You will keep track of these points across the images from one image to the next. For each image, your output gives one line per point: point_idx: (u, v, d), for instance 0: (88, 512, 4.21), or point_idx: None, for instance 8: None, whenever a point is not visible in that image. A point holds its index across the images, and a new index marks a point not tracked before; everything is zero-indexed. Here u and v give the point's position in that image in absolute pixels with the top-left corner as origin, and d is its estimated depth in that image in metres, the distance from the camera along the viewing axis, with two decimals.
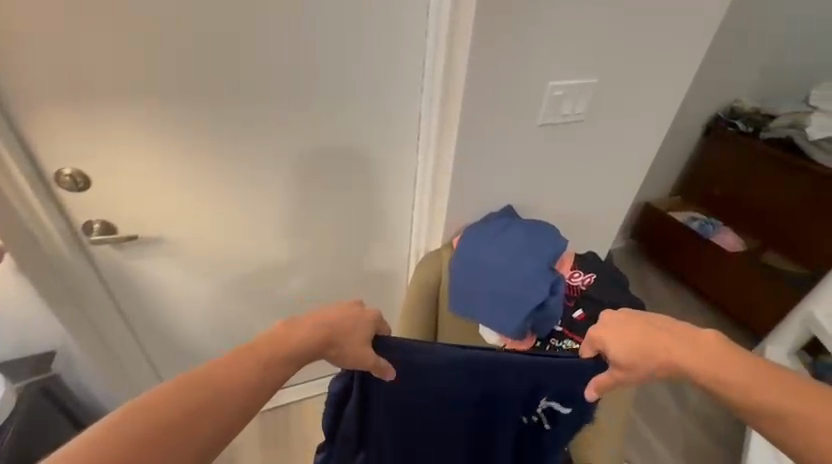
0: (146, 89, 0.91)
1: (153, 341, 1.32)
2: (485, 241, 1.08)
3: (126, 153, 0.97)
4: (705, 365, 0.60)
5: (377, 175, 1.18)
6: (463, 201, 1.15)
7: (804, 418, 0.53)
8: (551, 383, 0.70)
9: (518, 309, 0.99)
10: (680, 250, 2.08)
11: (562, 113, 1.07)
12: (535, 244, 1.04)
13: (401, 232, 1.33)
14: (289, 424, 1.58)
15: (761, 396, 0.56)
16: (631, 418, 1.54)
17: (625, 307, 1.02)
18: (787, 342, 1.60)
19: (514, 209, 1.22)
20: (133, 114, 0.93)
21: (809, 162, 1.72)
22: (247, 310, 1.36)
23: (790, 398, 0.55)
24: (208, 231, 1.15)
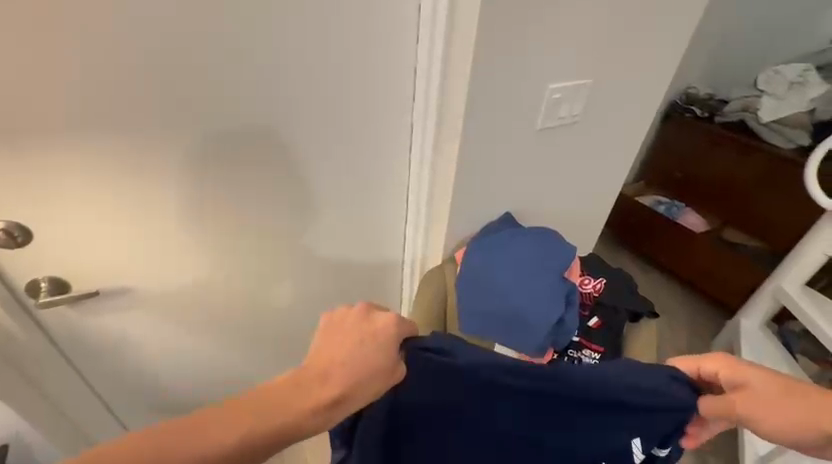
0: (103, 121, 0.78)
1: (124, 398, 1.17)
2: (491, 256, 1.04)
3: (80, 196, 0.83)
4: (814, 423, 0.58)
5: (368, 190, 1.09)
6: (463, 212, 1.10)
7: None
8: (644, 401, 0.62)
9: (538, 326, 0.95)
10: (651, 233, 2.14)
11: (559, 116, 1.03)
12: (543, 254, 1.02)
13: (393, 245, 1.25)
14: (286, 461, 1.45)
15: None
16: None
17: (638, 310, 1.02)
18: (758, 315, 1.68)
19: (513, 216, 1.18)
20: (88, 151, 0.80)
21: (762, 144, 1.77)
22: (231, 348, 1.23)
23: None
24: (179, 276, 1.01)
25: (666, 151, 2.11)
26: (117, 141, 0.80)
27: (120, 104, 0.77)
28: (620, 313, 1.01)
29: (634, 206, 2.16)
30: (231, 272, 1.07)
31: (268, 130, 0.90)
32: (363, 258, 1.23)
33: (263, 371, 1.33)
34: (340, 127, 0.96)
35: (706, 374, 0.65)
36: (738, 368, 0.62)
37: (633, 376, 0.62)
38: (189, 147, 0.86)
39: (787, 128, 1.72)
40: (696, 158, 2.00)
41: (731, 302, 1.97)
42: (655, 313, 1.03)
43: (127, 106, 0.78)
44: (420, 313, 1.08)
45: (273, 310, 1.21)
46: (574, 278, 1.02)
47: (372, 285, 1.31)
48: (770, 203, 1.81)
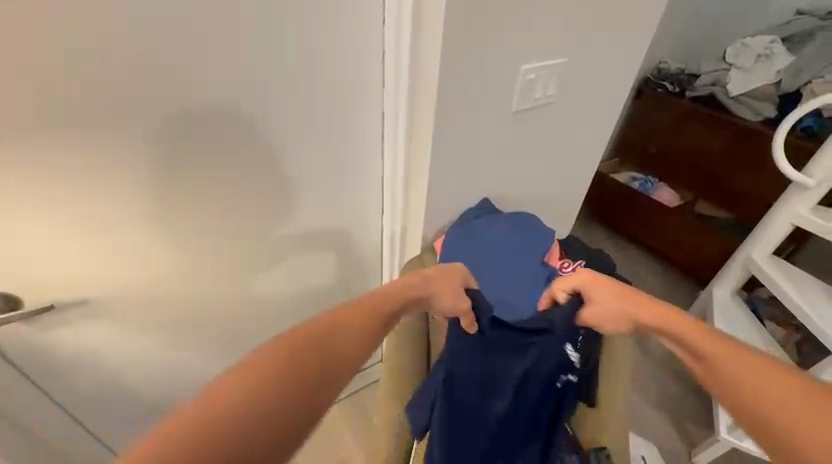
0: (85, 125, 0.76)
1: (97, 411, 1.12)
2: (471, 244, 1.02)
3: (43, 203, 0.79)
4: (660, 321, 0.64)
5: (340, 180, 1.08)
6: (441, 199, 1.08)
7: (759, 389, 0.47)
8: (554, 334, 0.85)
9: (520, 311, 0.95)
10: (626, 209, 2.18)
11: (534, 97, 1.01)
12: (524, 240, 1.01)
13: (367, 236, 1.23)
14: None
15: (720, 362, 0.52)
16: (635, 406, 1.58)
17: None
18: (729, 284, 1.73)
19: (491, 201, 1.16)
20: (53, 156, 0.76)
21: (731, 117, 1.80)
22: (204, 348, 1.19)
23: (750, 372, 0.49)
24: (153, 279, 0.98)
25: (638, 127, 2.13)
26: (81, 139, 0.77)
27: (82, 101, 0.73)
28: None
29: (610, 183, 2.18)
30: (203, 272, 1.04)
31: (234, 123, 0.87)
32: (339, 249, 1.22)
33: None
34: (309, 117, 0.94)
35: (573, 289, 0.83)
36: (595, 281, 0.79)
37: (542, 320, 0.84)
38: (164, 147, 0.83)
39: (754, 101, 1.75)
40: (668, 133, 2.02)
41: (704, 274, 2.03)
42: None
43: (87, 103, 0.74)
44: None
45: (246, 305, 1.17)
46: (554, 262, 1.01)
47: (350, 277, 1.31)
48: (737, 175, 1.86)
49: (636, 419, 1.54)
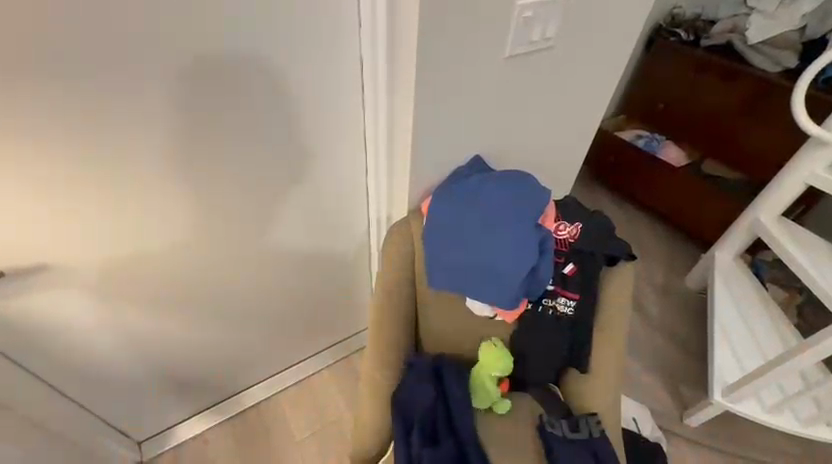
0: (63, 93, 0.70)
1: (82, 385, 1.09)
2: (461, 205, 0.94)
3: (17, 175, 0.74)
4: None
5: (316, 138, 0.99)
6: (425, 159, 0.96)
7: None
8: (542, 261, 0.92)
9: (510, 277, 0.90)
10: (629, 169, 2.08)
11: (530, 40, 0.88)
12: (516, 200, 0.92)
13: (350, 198, 1.16)
14: (266, 426, 1.39)
15: None
16: (629, 368, 1.57)
17: (615, 255, 0.96)
18: (735, 246, 1.65)
19: (484, 158, 1.05)
20: (35, 130, 0.72)
21: (747, 67, 1.67)
22: (186, 319, 1.13)
23: None
24: (131, 249, 0.93)
25: (647, 80, 2.00)
26: (38, 103, 0.70)
27: (27, 56, 0.65)
28: (597, 258, 0.96)
29: (615, 142, 2.07)
30: (182, 237, 0.97)
31: (195, 74, 0.78)
32: (320, 213, 1.14)
33: (231, 340, 1.26)
34: (276, 68, 0.84)
35: None
36: None
37: (533, 241, 0.90)
38: (138, 111, 0.77)
39: (772, 49, 1.62)
40: (680, 87, 1.89)
41: (708, 238, 1.95)
42: (633, 257, 0.97)
43: (31, 58, 0.65)
44: (386, 269, 0.98)
45: (224, 275, 1.10)
46: (548, 225, 0.95)
47: (332, 243, 1.23)
48: (750, 132, 1.74)
49: (630, 382, 1.54)
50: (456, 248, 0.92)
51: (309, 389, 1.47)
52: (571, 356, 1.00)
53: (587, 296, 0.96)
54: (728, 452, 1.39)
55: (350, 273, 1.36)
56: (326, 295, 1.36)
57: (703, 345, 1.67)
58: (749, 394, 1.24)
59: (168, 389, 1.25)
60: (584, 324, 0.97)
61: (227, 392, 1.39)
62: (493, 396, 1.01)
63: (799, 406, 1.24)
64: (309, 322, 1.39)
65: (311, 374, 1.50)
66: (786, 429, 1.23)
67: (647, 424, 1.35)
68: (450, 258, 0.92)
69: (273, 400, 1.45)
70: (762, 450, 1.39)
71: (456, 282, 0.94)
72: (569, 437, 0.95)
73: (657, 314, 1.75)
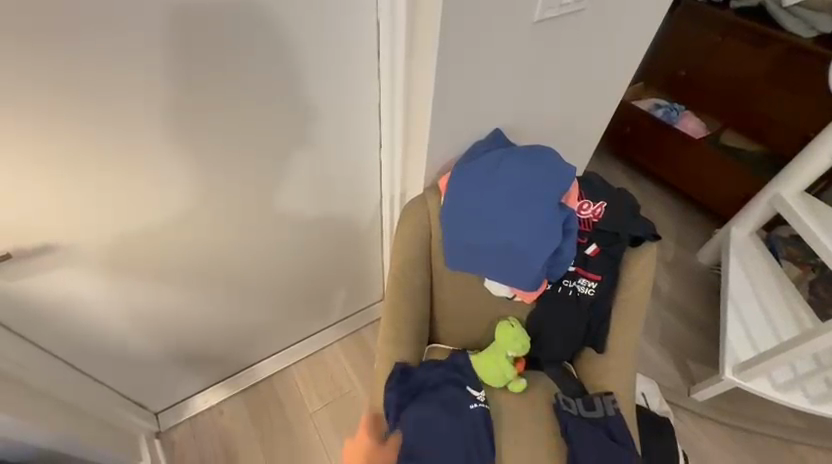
0: (55, 65, 0.65)
1: (96, 360, 1.09)
2: (483, 183, 0.89)
3: (13, 153, 0.70)
4: None
5: (330, 107, 0.93)
6: (444, 133, 0.91)
7: None
8: (565, 241, 0.89)
9: (534, 258, 0.87)
10: (646, 139, 2.00)
11: (561, 2, 0.80)
12: (540, 178, 0.88)
13: (361, 170, 1.11)
14: (279, 398, 1.41)
15: None
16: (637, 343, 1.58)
17: (639, 234, 0.93)
18: (752, 222, 1.62)
19: (504, 132, 1.00)
20: (30, 105, 0.67)
21: (776, 31, 1.56)
22: (199, 294, 1.12)
23: None
24: (139, 224, 0.90)
25: (669, 44, 1.90)
26: (31, 74, 0.64)
27: (18, 20, 0.59)
28: (620, 238, 0.93)
29: (630, 112, 1.99)
30: (193, 212, 0.94)
31: (197, 39, 0.71)
32: (330, 185, 1.10)
33: (242, 313, 1.26)
34: (286, 32, 0.78)
35: None
36: None
37: (557, 223, 0.87)
38: (138, 82, 0.72)
39: (807, 11, 1.50)
40: (705, 53, 1.79)
41: (723, 211, 1.91)
42: (657, 237, 0.94)
43: (21, 26, 0.60)
44: (397, 249, 0.97)
45: (235, 250, 1.08)
46: (571, 204, 0.91)
47: (343, 216, 1.20)
48: (777, 101, 1.65)
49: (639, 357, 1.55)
50: (476, 229, 0.89)
51: (321, 360, 1.49)
52: (587, 335, 0.99)
53: (609, 276, 0.94)
54: (733, 426, 1.42)
55: (360, 246, 1.33)
56: (337, 268, 1.35)
57: (713, 320, 1.66)
58: (762, 373, 1.25)
59: (181, 361, 1.25)
60: (605, 307, 0.96)
61: (240, 365, 1.40)
62: (508, 375, 1.00)
63: (810, 384, 1.24)
64: (319, 296, 1.39)
65: (323, 346, 1.51)
66: (797, 408, 1.23)
67: (656, 399, 1.36)
68: (469, 239, 0.90)
69: (286, 371, 1.46)
70: (767, 424, 1.42)
71: (476, 265, 0.92)
72: (582, 415, 0.96)
73: (668, 289, 1.74)
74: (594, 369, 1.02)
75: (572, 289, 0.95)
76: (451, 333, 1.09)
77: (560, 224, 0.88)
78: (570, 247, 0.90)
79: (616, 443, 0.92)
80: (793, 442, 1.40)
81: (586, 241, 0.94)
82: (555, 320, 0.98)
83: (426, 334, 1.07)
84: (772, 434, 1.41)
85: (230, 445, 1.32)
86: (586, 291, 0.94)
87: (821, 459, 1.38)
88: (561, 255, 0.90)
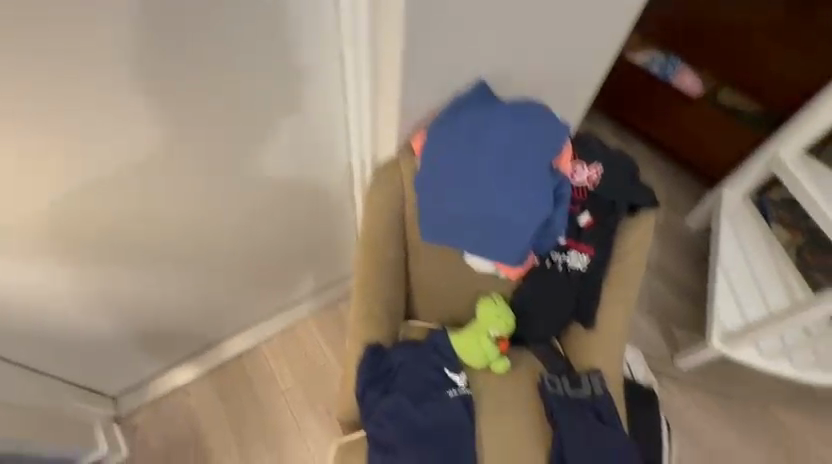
0: None
1: (36, 350, 0.98)
2: (463, 143, 0.77)
3: None
4: None
5: (283, 57, 0.76)
6: (417, 87, 0.77)
7: None
8: (556, 210, 0.79)
9: (520, 229, 0.77)
10: (643, 98, 1.83)
11: None
12: (529, 138, 0.76)
13: (322, 134, 0.95)
14: (251, 380, 1.32)
15: None
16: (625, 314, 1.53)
17: (637, 202, 0.84)
18: (747, 185, 1.53)
19: (489, 83, 0.85)
20: None
21: None
22: (146, 276, 1.00)
23: None
24: (64, 198, 0.77)
25: None
26: None
27: None
28: (617, 208, 0.84)
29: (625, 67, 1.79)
30: (126, 184, 0.81)
31: None
32: (289, 152, 0.94)
33: (200, 294, 1.14)
34: None
35: None
36: None
37: (548, 190, 0.77)
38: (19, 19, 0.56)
39: None
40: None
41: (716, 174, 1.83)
42: (656, 205, 0.85)
43: None
44: (366, 223, 0.86)
45: (184, 227, 0.95)
46: (565, 168, 0.80)
47: (307, 186, 1.06)
48: (786, 55, 1.50)
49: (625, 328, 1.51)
50: (456, 198, 0.78)
51: (295, 338, 1.38)
52: (576, 312, 0.91)
53: (603, 249, 0.85)
54: (715, 392, 1.42)
55: (329, 214, 1.19)
56: (305, 239, 1.21)
57: (702, 286, 1.62)
58: (750, 342, 1.23)
59: (136, 347, 1.14)
60: (598, 282, 0.87)
61: (203, 346, 1.29)
62: (489, 355, 0.92)
63: (797, 352, 1.23)
64: (286, 270, 1.26)
65: (297, 323, 1.40)
66: (787, 375, 1.22)
67: (641, 368, 1.31)
68: (447, 209, 0.79)
69: (256, 350, 1.36)
70: (748, 390, 1.42)
71: (455, 239, 0.81)
72: (569, 394, 0.90)
73: (660, 256, 1.67)
74: (581, 344, 0.94)
75: (562, 263, 0.87)
76: (430, 311, 1.00)
77: (550, 191, 0.77)
78: (561, 217, 0.80)
79: (602, 422, 0.88)
80: (771, 405, 1.42)
81: (579, 212, 0.85)
82: (542, 298, 0.90)
83: (403, 312, 0.98)
84: (752, 398, 1.42)
85: (199, 429, 1.26)
86: (576, 266, 0.86)
87: (796, 419, 1.41)
88: (550, 226, 0.80)
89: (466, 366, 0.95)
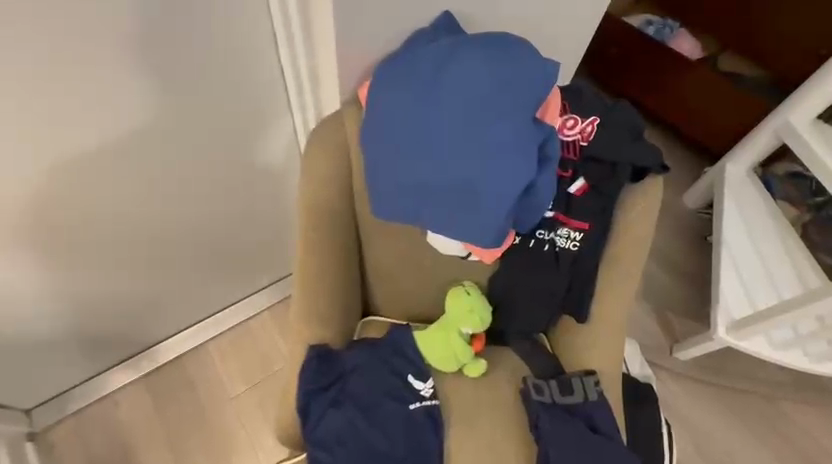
0: None
1: None
2: (422, 88, 0.59)
3: None
4: None
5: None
6: (355, 19, 0.58)
7: None
8: (541, 173, 0.62)
9: (496, 198, 0.60)
10: (640, 69, 1.55)
11: None
12: (505, 77, 0.58)
13: (249, 75, 0.81)
14: (195, 386, 1.14)
15: None
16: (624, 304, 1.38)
17: (642, 165, 0.67)
18: (750, 157, 1.37)
19: (457, 17, 0.66)
20: None
21: None
22: (52, 256, 0.87)
23: None
24: None
25: None
26: None
27: None
28: (618, 171, 0.67)
29: (618, 33, 1.53)
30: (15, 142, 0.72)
31: None
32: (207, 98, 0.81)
33: (126, 281, 0.98)
34: None
35: None
36: None
37: (531, 147, 0.60)
38: None
39: None
40: None
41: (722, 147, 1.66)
42: (666, 168, 0.69)
43: None
44: (303, 195, 0.68)
45: (88, 187, 0.81)
46: (552, 121, 0.63)
47: (243, 144, 0.90)
48: (795, 8, 1.27)
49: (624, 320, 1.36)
50: (412, 161, 0.60)
51: (248, 333, 1.20)
52: (566, 304, 0.74)
53: (600, 226, 0.69)
54: (720, 385, 1.29)
55: (277, 188, 1.01)
56: (251, 219, 1.03)
57: (704, 270, 1.47)
58: (760, 332, 1.09)
59: (48, 339, 0.99)
60: (594, 266, 0.71)
61: (138, 342, 1.12)
62: (462, 356, 0.77)
63: (807, 341, 1.10)
64: (230, 256, 1.08)
65: (251, 317, 1.21)
66: (793, 366, 1.11)
67: (637, 362, 1.17)
68: (401, 176, 0.61)
69: (202, 350, 1.18)
70: (756, 382, 1.29)
71: (416, 214, 0.64)
72: (556, 401, 0.75)
73: (662, 240, 1.51)
74: (569, 340, 0.78)
75: (549, 242, 0.71)
76: (394, 305, 0.84)
77: (535, 148, 0.60)
78: (548, 182, 0.63)
79: (596, 434, 0.73)
80: (780, 397, 1.29)
81: (569, 180, 0.68)
82: (525, 285, 0.74)
83: (360, 305, 0.82)
84: (759, 390, 1.29)
85: (128, 439, 1.09)
86: (567, 245, 0.70)
87: (807, 414, 1.28)
88: (535, 194, 0.63)
89: (435, 370, 0.79)
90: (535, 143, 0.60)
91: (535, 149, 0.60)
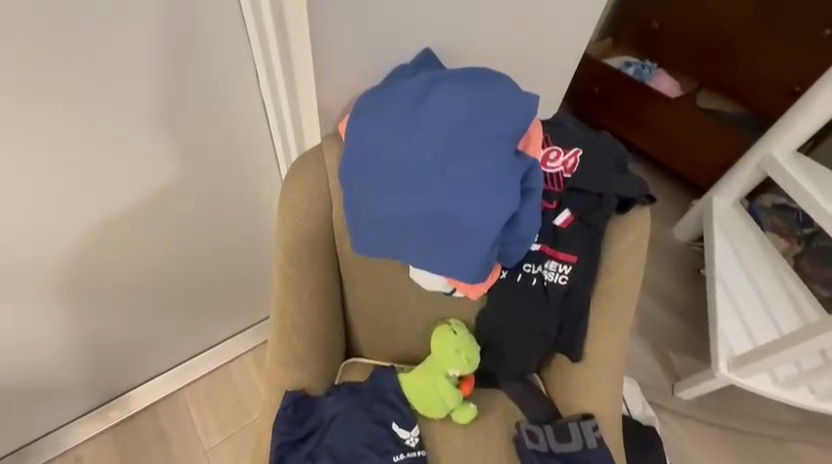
0: None
1: None
2: (401, 121, 0.58)
3: None
4: None
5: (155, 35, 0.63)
6: (333, 55, 0.58)
7: None
8: (525, 204, 0.61)
9: (478, 232, 0.58)
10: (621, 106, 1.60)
11: None
12: (484, 109, 0.58)
13: (232, 117, 0.79)
14: (168, 437, 1.06)
15: None
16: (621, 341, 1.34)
17: (627, 197, 0.66)
18: (736, 190, 1.38)
19: (438, 54, 0.66)
20: None
21: None
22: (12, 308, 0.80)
23: None
24: None
25: None
26: None
27: None
28: (604, 202, 0.66)
29: (599, 73, 1.57)
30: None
31: None
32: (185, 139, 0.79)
33: (95, 330, 0.92)
34: None
35: None
36: None
37: (513, 178, 0.58)
38: None
39: None
40: None
41: None
42: (652, 199, 0.67)
43: None
44: (280, 230, 0.66)
45: (55, 232, 0.77)
46: (534, 152, 0.62)
47: (224, 185, 0.87)
48: (766, 50, 1.32)
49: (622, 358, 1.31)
50: (393, 194, 0.59)
51: (228, 379, 1.13)
52: (558, 341, 0.71)
53: (589, 258, 0.67)
54: (726, 426, 1.23)
55: (260, 225, 0.99)
56: (232, 258, 1.00)
57: (700, 305, 1.44)
58: (762, 369, 1.05)
59: (5, 392, 0.91)
60: (585, 300, 0.68)
61: (106, 391, 1.05)
62: (449, 401, 0.71)
63: (812, 378, 1.05)
64: (210, 297, 1.03)
65: (231, 361, 1.15)
66: (801, 405, 1.05)
67: (638, 402, 1.11)
68: (382, 209, 0.60)
69: (177, 398, 1.10)
70: (763, 422, 1.23)
71: (396, 248, 0.62)
72: (553, 450, 0.70)
73: (654, 273, 1.49)
74: (563, 381, 0.74)
75: (537, 276, 0.68)
76: (378, 345, 0.79)
77: (517, 180, 0.59)
78: (532, 214, 0.61)
79: None
80: (789, 438, 1.22)
81: (555, 213, 0.67)
82: (514, 322, 0.70)
83: (341, 346, 0.77)
84: (767, 431, 1.23)
85: None
86: (555, 278, 0.67)
87: (818, 458, 1.21)
88: (520, 226, 0.61)
89: (421, 416, 0.74)
90: (517, 174, 0.59)
91: (517, 180, 0.59)
